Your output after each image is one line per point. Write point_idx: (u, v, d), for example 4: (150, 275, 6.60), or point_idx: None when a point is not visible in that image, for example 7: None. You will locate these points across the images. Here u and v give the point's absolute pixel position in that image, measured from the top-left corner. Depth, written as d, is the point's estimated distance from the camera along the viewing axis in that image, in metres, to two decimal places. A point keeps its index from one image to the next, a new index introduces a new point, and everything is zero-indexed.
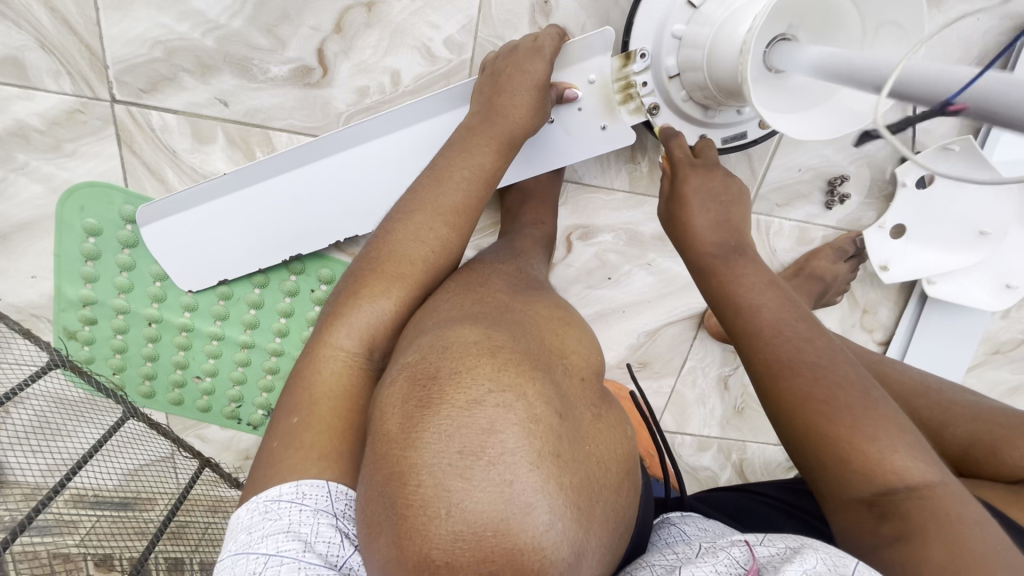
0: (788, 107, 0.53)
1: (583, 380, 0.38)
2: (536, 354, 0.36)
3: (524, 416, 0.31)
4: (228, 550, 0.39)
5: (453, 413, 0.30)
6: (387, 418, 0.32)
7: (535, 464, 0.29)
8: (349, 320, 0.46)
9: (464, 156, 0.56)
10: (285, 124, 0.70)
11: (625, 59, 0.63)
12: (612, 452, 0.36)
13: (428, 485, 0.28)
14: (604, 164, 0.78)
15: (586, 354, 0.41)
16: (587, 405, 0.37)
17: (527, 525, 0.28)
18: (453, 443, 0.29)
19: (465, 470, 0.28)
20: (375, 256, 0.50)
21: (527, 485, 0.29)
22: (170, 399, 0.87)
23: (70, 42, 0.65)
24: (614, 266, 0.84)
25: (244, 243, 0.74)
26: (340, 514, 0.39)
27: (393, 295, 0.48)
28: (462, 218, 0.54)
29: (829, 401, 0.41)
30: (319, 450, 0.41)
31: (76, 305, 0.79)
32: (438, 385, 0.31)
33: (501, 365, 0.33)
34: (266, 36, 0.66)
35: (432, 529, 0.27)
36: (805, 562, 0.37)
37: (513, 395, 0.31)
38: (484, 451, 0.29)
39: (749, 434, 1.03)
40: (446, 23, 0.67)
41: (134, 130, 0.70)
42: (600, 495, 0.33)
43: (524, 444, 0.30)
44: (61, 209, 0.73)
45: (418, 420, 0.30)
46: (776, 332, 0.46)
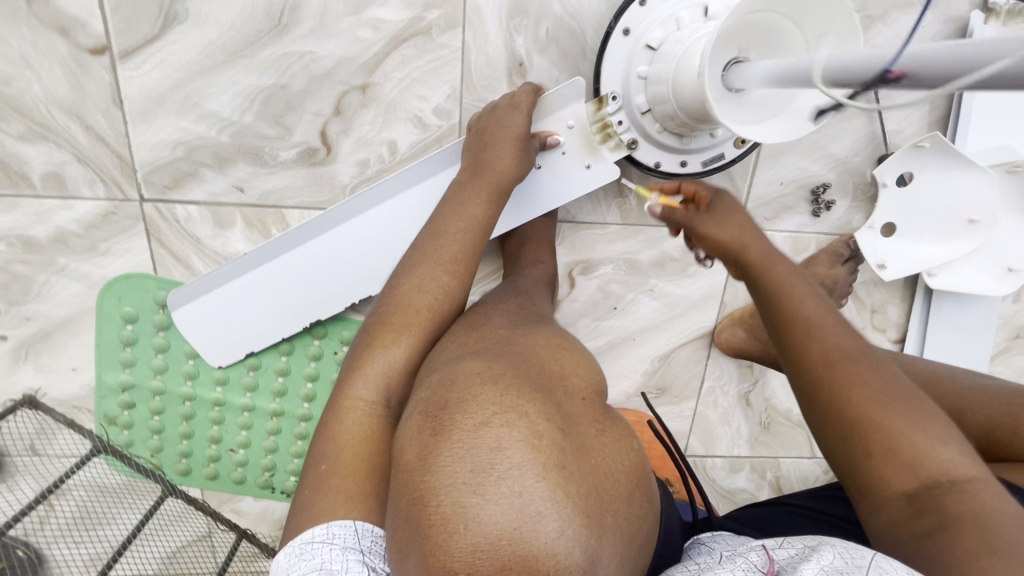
0: (751, 119, 0.58)
1: (583, 400, 0.42)
2: (535, 379, 0.40)
3: (525, 433, 0.34)
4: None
5: (464, 436, 0.33)
6: (405, 450, 0.35)
7: (540, 474, 0.32)
8: (367, 371, 0.50)
9: (458, 209, 0.61)
10: (296, 201, 0.76)
11: (597, 103, 0.68)
12: (617, 463, 0.39)
13: (446, 504, 0.31)
14: (594, 201, 0.81)
15: (582, 375, 0.45)
16: (588, 421, 0.40)
17: (539, 531, 0.31)
18: (465, 462, 0.32)
19: (478, 485, 0.31)
20: (384, 310, 0.54)
21: (536, 494, 0.32)
22: (206, 473, 0.90)
23: (102, 153, 0.72)
24: (618, 296, 0.87)
25: (268, 314, 0.79)
26: (366, 550, 0.41)
27: (403, 343, 0.51)
28: (464, 267, 0.58)
29: (881, 396, 0.45)
30: (346, 493, 0.44)
31: (115, 391, 0.84)
32: (448, 413, 0.35)
33: (504, 390, 0.36)
34: (274, 125, 0.73)
35: (453, 545, 0.30)
36: (821, 559, 0.41)
37: (517, 416, 0.35)
38: (493, 467, 0.32)
39: (780, 450, 1.02)
40: (433, 94, 0.73)
41: (162, 223, 0.76)
42: (608, 504, 0.36)
43: (529, 457, 0.33)
44: (100, 302, 0.79)
45: (432, 446, 0.33)
46: (821, 323, 0.48)
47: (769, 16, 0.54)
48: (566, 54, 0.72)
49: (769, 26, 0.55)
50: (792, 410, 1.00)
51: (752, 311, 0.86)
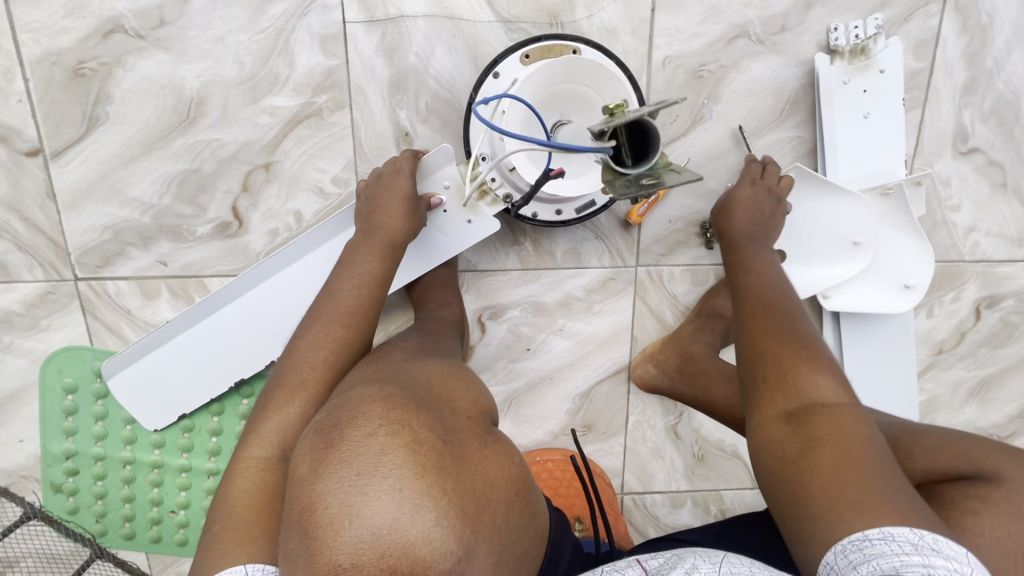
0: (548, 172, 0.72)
1: (468, 417, 0.56)
2: (421, 399, 0.54)
3: (403, 445, 0.47)
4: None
5: (351, 450, 0.47)
6: (307, 469, 0.48)
7: (412, 475, 0.46)
8: (260, 432, 0.60)
9: (352, 266, 0.71)
10: (215, 270, 0.84)
11: (470, 164, 0.75)
12: (489, 465, 0.53)
13: (339, 505, 0.44)
14: (492, 250, 0.87)
15: (471, 399, 0.59)
16: (470, 434, 0.54)
17: (408, 519, 0.44)
18: (353, 472, 0.45)
19: (361, 487, 0.45)
20: (281, 372, 0.64)
21: (408, 489, 0.45)
22: (149, 537, 0.93)
23: (39, 241, 0.81)
24: (529, 337, 0.91)
25: (197, 376, 0.85)
26: None
27: (296, 402, 0.61)
28: (354, 324, 0.68)
29: (789, 341, 0.58)
30: (237, 538, 0.53)
31: (59, 459, 0.89)
32: (342, 435, 0.48)
33: (387, 413, 0.50)
34: (190, 204, 0.81)
35: (341, 536, 0.43)
36: (692, 566, 0.50)
37: (396, 428, 0.48)
38: (374, 474, 0.45)
39: (720, 482, 1.01)
40: (330, 166, 0.81)
41: (95, 299, 0.84)
42: (479, 495, 0.49)
43: (405, 463, 0.46)
44: (42, 374, 0.86)
45: (330, 463, 0.47)
46: (770, 286, 0.67)
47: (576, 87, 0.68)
48: (446, 122, 0.80)
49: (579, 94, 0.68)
50: (725, 440, 1.00)
51: (662, 346, 0.88)
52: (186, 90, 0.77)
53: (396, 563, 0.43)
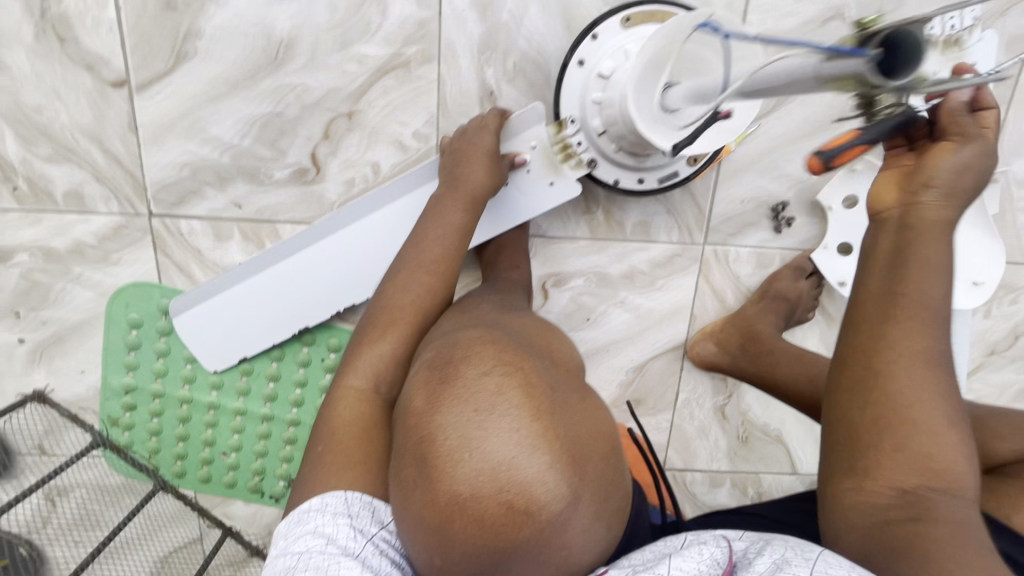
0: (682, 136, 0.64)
1: (567, 369, 0.58)
2: (525, 346, 0.56)
3: (516, 387, 0.50)
4: (275, 549, 0.57)
5: (468, 386, 0.49)
6: (422, 400, 0.51)
7: (525, 416, 0.48)
8: (356, 366, 0.66)
9: (437, 219, 0.72)
10: (288, 217, 0.84)
11: (558, 126, 0.75)
12: (590, 417, 0.54)
13: (458, 437, 0.47)
14: (564, 217, 0.87)
15: (566, 351, 0.61)
16: (571, 385, 0.56)
17: (523, 459, 0.46)
18: (470, 407, 0.48)
19: (480, 421, 0.47)
20: (375, 312, 0.70)
21: (522, 429, 0.47)
22: (200, 476, 0.95)
23: (117, 173, 0.81)
24: (590, 308, 0.92)
25: (261, 321, 0.86)
26: (353, 514, 0.56)
27: (387, 340, 0.67)
28: (440, 272, 0.71)
29: (914, 406, 0.47)
30: (341, 460, 0.60)
31: (119, 393, 0.90)
32: (456, 372, 0.51)
33: (498, 356, 0.52)
34: (269, 148, 0.81)
35: (461, 466, 0.46)
36: (772, 554, 0.48)
37: (509, 370, 0.51)
38: (491, 411, 0.48)
39: (760, 464, 1.03)
40: (412, 119, 0.80)
41: (167, 236, 0.84)
42: (585, 444, 0.51)
43: (518, 405, 0.49)
44: (109, 307, 0.87)
45: (446, 395, 0.50)
46: (899, 315, 0.48)
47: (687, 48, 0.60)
48: (532, 83, 0.79)
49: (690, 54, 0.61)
50: (769, 424, 1.01)
51: (724, 325, 0.90)
52: (275, 31, 0.76)
53: (513, 496, 0.46)
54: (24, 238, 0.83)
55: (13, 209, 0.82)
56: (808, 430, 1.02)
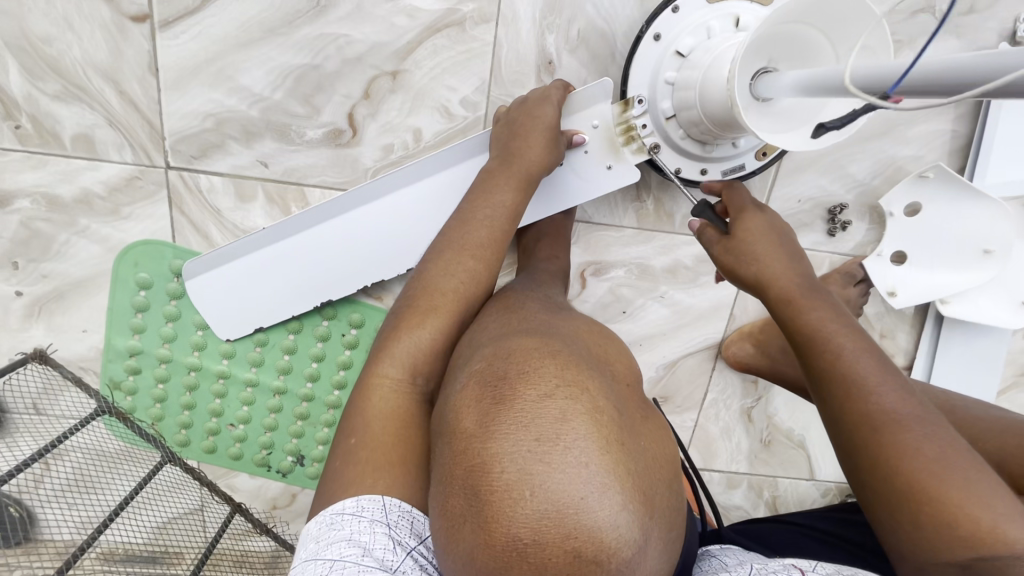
0: (779, 127, 0.59)
1: (628, 384, 0.47)
2: (586, 357, 0.45)
3: (585, 410, 0.39)
4: (299, 557, 0.47)
5: (528, 407, 0.38)
6: (464, 418, 0.40)
7: (597, 448, 0.37)
8: (393, 352, 0.56)
9: (488, 195, 0.66)
10: (318, 180, 0.77)
11: (624, 105, 0.69)
12: (655, 444, 0.44)
13: (514, 471, 0.36)
14: (612, 203, 0.82)
15: (625, 361, 0.50)
16: (634, 405, 0.45)
17: (595, 503, 0.36)
18: (530, 433, 0.37)
19: (544, 455, 0.36)
20: (413, 292, 0.60)
21: (594, 466, 0.36)
22: (204, 447, 0.90)
23: (133, 118, 0.74)
24: (628, 300, 0.87)
25: (281, 290, 0.79)
26: (393, 524, 0.47)
27: (429, 326, 0.57)
28: (489, 252, 0.63)
29: (928, 465, 0.41)
30: (376, 463, 0.49)
31: (122, 355, 0.84)
32: (510, 386, 0.39)
33: (561, 367, 0.41)
34: (303, 104, 0.74)
35: (519, 510, 0.35)
36: None
37: (575, 389, 0.40)
38: (558, 439, 0.37)
39: (779, 469, 1.01)
40: (461, 85, 0.74)
41: (184, 192, 0.77)
42: (653, 480, 0.41)
43: (588, 434, 0.38)
44: (117, 265, 0.80)
45: (497, 416, 0.38)
46: (868, 381, 0.45)
47: (796, 28, 0.55)
48: (595, 55, 0.73)
49: (794, 35, 0.56)
50: (793, 429, 0.99)
51: (758, 327, 0.86)
52: None
53: (583, 551, 0.35)
54: (25, 183, 0.76)
55: (14, 149, 0.75)
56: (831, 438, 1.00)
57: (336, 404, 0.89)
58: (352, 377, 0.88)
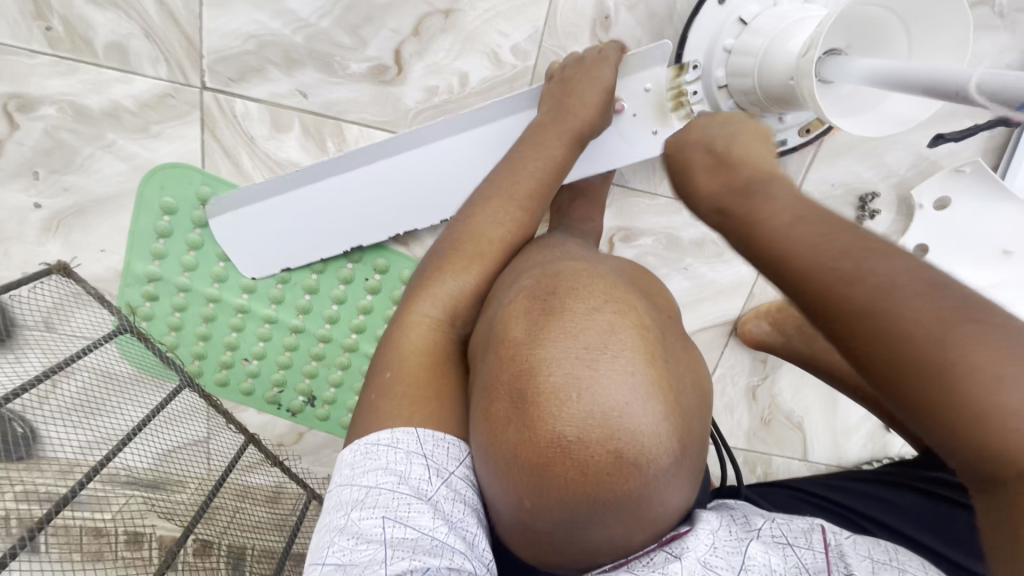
0: (843, 112, 0.58)
1: (670, 316, 0.47)
2: (632, 286, 0.45)
3: (632, 326, 0.39)
4: (336, 481, 0.47)
5: (576, 318, 0.38)
6: (511, 327, 0.39)
7: (642, 361, 0.37)
8: (432, 293, 0.56)
9: (536, 147, 0.65)
10: (357, 117, 0.76)
11: (678, 70, 0.69)
12: (700, 377, 0.43)
13: (562, 375, 0.35)
14: (649, 170, 0.83)
15: (666, 298, 0.50)
16: (677, 335, 0.45)
17: (638, 412, 0.35)
18: (579, 341, 0.37)
19: (591, 361, 0.36)
20: (456, 237, 0.60)
21: (639, 378, 0.36)
22: (216, 380, 0.89)
23: (171, 32, 0.72)
24: (652, 269, 0.88)
25: (313, 234, 0.78)
26: (428, 454, 0.46)
27: (470, 271, 0.57)
28: (532, 203, 0.63)
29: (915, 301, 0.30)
30: (410, 401, 0.49)
31: (141, 281, 0.82)
32: (558, 299, 0.39)
33: (609, 287, 0.41)
34: (350, 35, 0.72)
35: (564, 410, 0.34)
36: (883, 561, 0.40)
37: (624, 307, 0.40)
38: (604, 347, 0.36)
39: (775, 447, 1.03)
40: (514, 32, 0.73)
41: (218, 116, 0.75)
42: (697, 404, 0.40)
43: (635, 348, 0.37)
44: (142, 188, 0.78)
45: (546, 324, 0.38)
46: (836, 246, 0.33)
47: (880, 12, 0.54)
48: (653, 14, 0.72)
49: (875, 19, 0.55)
50: (794, 409, 1.02)
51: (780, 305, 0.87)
52: None
53: (625, 454, 0.34)
54: (51, 89, 0.73)
55: (43, 53, 0.72)
56: (829, 421, 1.03)
57: (352, 348, 0.89)
58: (371, 322, 0.88)
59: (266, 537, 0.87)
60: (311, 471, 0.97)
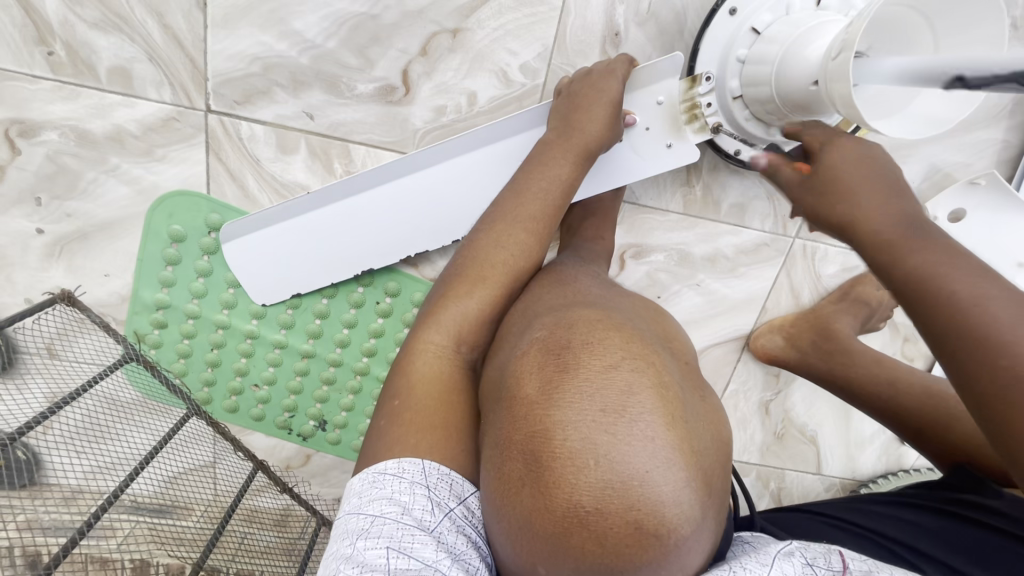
0: (872, 115, 0.56)
1: (686, 362, 0.45)
2: (648, 335, 0.43)
3: (650, 384, 0.37)
4: (343, 510, 0.46)
5: (593, 377, 0.36)
6: (525, 384, 0.38)
7: (662, 422, 0.35)
8: (439, 319, 0.55)
9: (547, 168, 0.64)
10: (364, 138, 0.75)
11: (692, 81, 0.67)
12: (719, 429, 0.42)
13: (579, 440, 0.34)
14: (660, 186, 0.81)
15: (680, 341, 0.49)
16: (695, 384, 0.43)
17: (658, 479, 0.33)
18: (596, 403, 0.35)
19: (610, 425, 0.34)
20: (465, 263, 0.59)
21: (660, 441, 0.35)
22: (226, 406, 0.87)
23: (175, 55, 0.71)
24: (663, 285, 0.87)
25: (326, 259, 0.77)
26: (432, 486, 0.45)
27: (475, 295, 0.56)
28: (541, 226, 0.62)
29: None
30: (418, 425, 0.48)
31: (150, 308, 0.81)
32: (573, 354, 0.38)
33: (625, 341, 0.39)
34: (357, 56, 0.71)
35: (581, 478, 0.33)
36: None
37: (641, 362, 0.38)
38: (623, 410, 0.35)
39: (788, 462, 1.02)
40: (523, 50, 0.72)
41: (223, 139, 0.74)
42: (717, 462, 0.39)
43: (655, 408, 0.36)
44: (151, 214, 0.77)
45: (561, 383, 0.36)
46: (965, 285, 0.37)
47: (900, 10, 0.52)
48: (663, 31, 0.71)
49: (898, 20, 0.53)
50: (807, 423, 1.01)
51: (793, 320, 0.86)
52: None
53: (644, 523, 0.33)
54: (53, 114, 0.72)
55: (44, 78, 0.71)
56: (842, 435, 1.02)
57: (363, 372, 0.88)
58: (383, 346, 0.86)
59: (275, 563, 0.85)
60: (320, 495, 0.96)
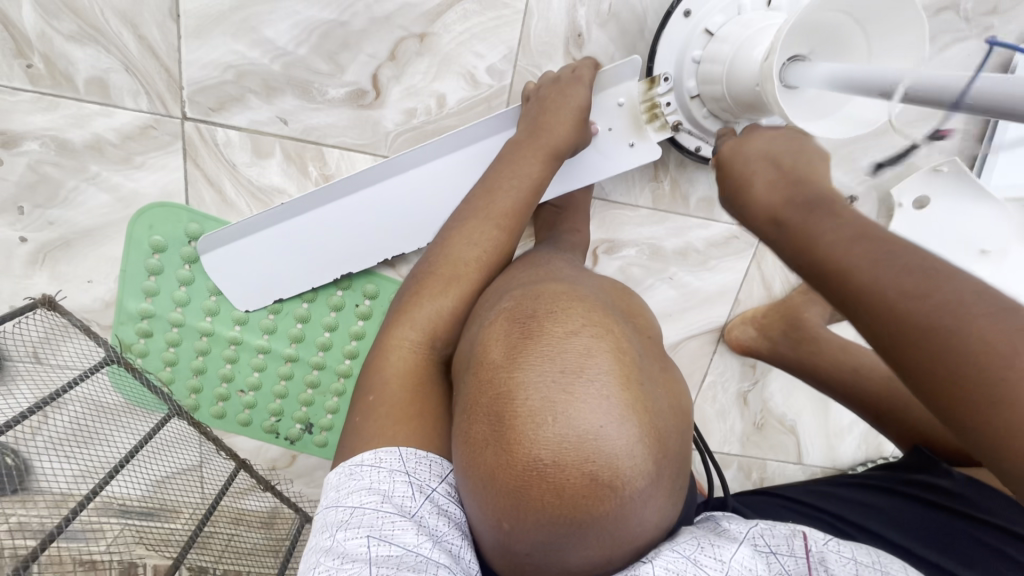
0: (811, 115, 0.57)
1: (649, 335, 0.47)
2: (611, 308, 0.45)
3: (609, 348, 0.39)
4: (321, 504, 0.47)
5: (554, 341, 0.38)
6: (490, 350, 0.39)
7: (619, 384, 0.37)
8: (413, 314, 0.56)
9: (514, 167, 0.66)
10: (337, 141, 0.77)
11: (649, 83, 0.69)
12: (678, 397, 0.43)
13: (538, 398, 0.35)
14: (629, 182, 0.83)
15: (645, 317, 0.50)
16: (656, 355, 0.45)
17: (613, 434, 0.35)
18: (556, 364, 0.37)
19: (568, 385, 0.36)
20: (435, 260, 0.60)
21: (615, 401, 0.36)
22: (214, 412, 0.89)
23: (150, 65, 0.73)
24: (637, 280, 0.89)
25: (304, 267, 0.79)
26: (411, 471, 0.46)
27: (447, 291, 0.58)
28: (511, 222, 0.63)
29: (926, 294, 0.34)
30: (393, 417, 0.49)
31: (134, 319, 0.83)
32: (537, 321, 0.39)
33: (587, 310, 0.41)
34: (327, 61, 0.73)
35: (540, 434, 0.34)
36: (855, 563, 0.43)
37: (601, 329, 0.40)
38: (581, 371, 0.36)
39: (769, 452, 1.04)
40: (489, 53, 0.74)
41: (200, 145, 0.76)
42: (674, 425, 0.40)
43: (612, 371, 0.37)
44: (131, 227, 0.79)
45: (524, 348, 0.38)
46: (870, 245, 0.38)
47: (837, 16, 0.55)
48: (624, 31, 0.74)
49: (836, 26, 0.55)
50: (786, 413, 1.02)
51: (765, 311, 0.88)
52: None
53: (599, 476, 0.34)
54: (34, 125, 0.74)
55: (24, 90, 0.73)
56: (821, 424, 1.04)
57: (346, 374, 0.89)
58: (364, 348, 0.88)
59: (262, 563, 0.87)
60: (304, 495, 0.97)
